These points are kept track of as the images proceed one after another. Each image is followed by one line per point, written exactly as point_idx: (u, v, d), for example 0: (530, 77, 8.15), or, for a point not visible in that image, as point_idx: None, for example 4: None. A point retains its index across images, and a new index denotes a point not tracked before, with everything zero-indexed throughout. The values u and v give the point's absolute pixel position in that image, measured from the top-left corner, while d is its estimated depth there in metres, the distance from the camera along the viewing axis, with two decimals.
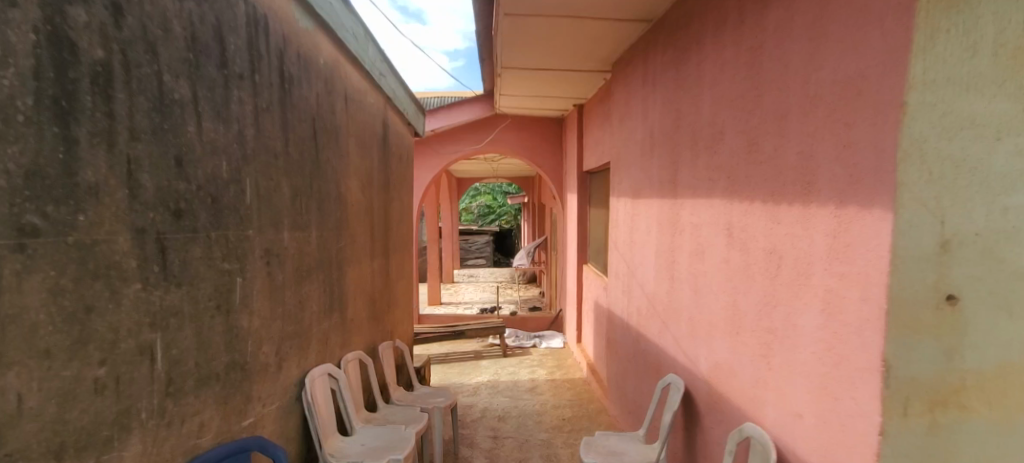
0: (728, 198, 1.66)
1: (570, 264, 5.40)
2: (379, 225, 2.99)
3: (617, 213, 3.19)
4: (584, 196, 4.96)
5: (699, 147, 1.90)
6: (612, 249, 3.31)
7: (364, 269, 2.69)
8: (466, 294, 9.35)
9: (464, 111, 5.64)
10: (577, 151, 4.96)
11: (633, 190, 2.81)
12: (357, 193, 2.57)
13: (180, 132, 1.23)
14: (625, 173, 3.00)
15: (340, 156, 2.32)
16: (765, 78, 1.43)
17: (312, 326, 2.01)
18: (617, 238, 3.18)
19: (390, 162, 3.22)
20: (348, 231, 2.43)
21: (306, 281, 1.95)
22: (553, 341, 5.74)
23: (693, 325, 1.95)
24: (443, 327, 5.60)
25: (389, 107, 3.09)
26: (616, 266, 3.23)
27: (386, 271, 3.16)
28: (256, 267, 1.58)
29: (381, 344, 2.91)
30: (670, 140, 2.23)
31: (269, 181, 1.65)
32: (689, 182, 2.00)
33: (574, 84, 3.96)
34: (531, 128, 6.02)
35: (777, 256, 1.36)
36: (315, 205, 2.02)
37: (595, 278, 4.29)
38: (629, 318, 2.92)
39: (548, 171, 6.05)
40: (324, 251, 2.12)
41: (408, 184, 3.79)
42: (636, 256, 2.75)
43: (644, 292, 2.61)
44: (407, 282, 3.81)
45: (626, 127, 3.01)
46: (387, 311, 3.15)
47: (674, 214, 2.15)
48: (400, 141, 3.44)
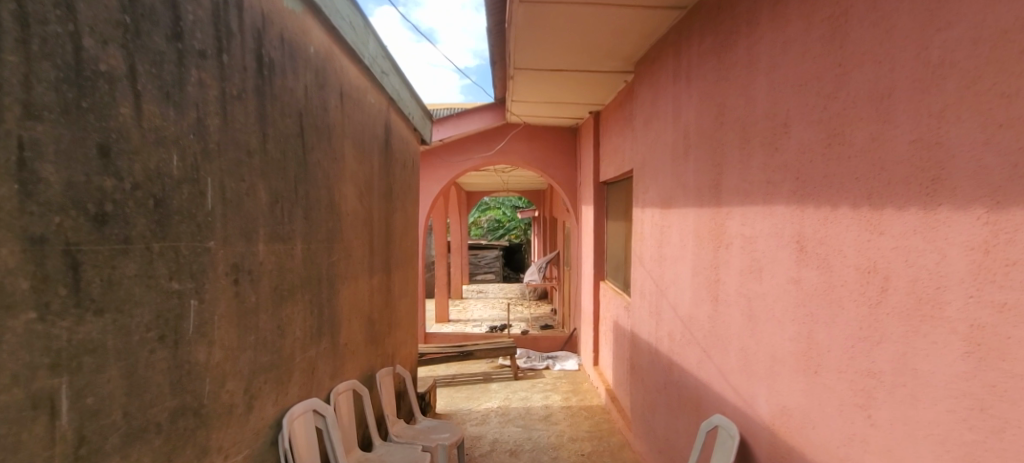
0: (797, 204, 1.34)
1: (586, 281, 5.07)
2: (379, 238, 2.70)
3: (642, 226, 2.88)
4: (601, 208, 4.65)
5: (754, 145, 1.59)
6: (637, 266, 2.99)
7: (361, 287, 2.39)
8: (475, 311, 9.03)
9: (474, 120, 5.39)
10: (594, 161, 4.66)
11: (663, 200, 2.51)
12: (354, 201, 2.29)
13: (106, 113, 0.96)
14: (652, 181, 2.70)
15: (334, 158, 2.03)
16: (851, 51, 1.13)
17: (294, 356, 1.71)
18: (643, 253, 2.86)
19: (393, 169, 2.94)
20: (342, 244, 2.14)
21: (287, 303, 1.65)
22: (567, 363, 5.38)
23: (746, 358, 1.63)
24: (450, 347, 5.27)
25: (392, 108, 2.83)
26: (641, 284, 2.91)
27: (387, 289, 2.86)
28: (218, 287, 1.29)
29: (380, 371, 2.60)
30: (711, 140, 1.92)
31: (239, 182, 1.37)
32: (739, 186, 1.68)
33: (592, 88, 3.69)
34: (544, 138, 5.75)
35: (878, 278, 1.05)
36: (300, 213, 1.73)
37: (615, 297, 3.97)
38: (658, 344, 2.59)
39: (562, 183, 5.76)
40: (311, 268, 1.83)
41: (413, 195, 3.52)
42: (667, 273, 2.44)
43: (678, 315, 2.29)
44: (411, 300, 3.50)
45: (653, 130, 2.72)
46: (387, 333, 2.84)
47: (718, 225, 1.84)
48: (404, 147, 3.18)
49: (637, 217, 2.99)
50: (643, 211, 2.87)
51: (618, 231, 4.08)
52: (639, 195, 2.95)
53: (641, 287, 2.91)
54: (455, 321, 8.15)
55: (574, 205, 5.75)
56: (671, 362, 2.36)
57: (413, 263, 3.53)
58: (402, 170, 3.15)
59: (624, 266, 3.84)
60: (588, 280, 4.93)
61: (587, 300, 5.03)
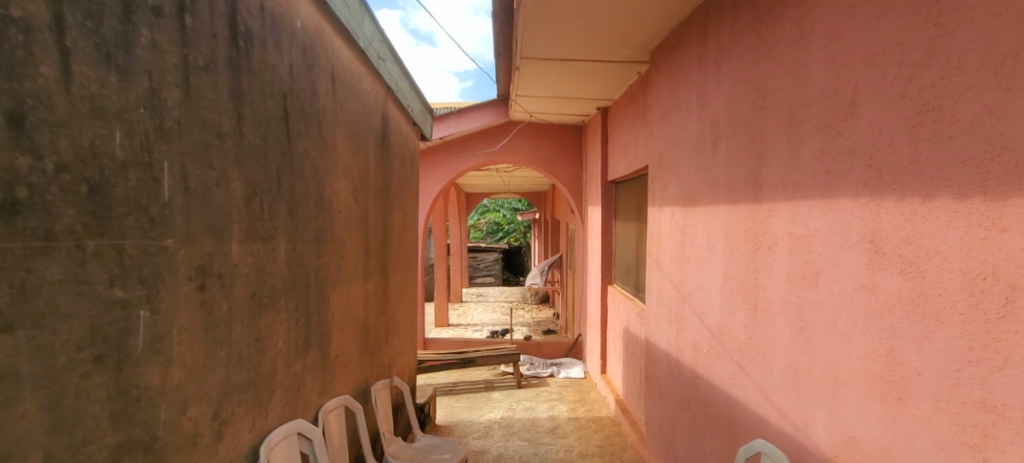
0: (870, 197, 1.13)
1: (592, 285, 4.86)
2: (376, 238, 2.48)
3: (660, 226, 2.67)
4: (610, 208, 4.45)
5: (806, 130, 1.38)
6: (653, 269, 2.78)
7: (355, 292, 2.16)
8: (475, 315, 8.80)
9: (475, 117, 5.18)
10: (602, 159, 4.45)
11: (685, 198, 2.30)
12: (347, 198, 2.06)
13: (23, 72, 0.76)
14: (671, 177, 2.50)
15: (325, 148, 1.81)
16: (950, 7, 0.93)
17: (277, 372, 1.49)
18: (660, 256, 2.65)
19: (391, 164, 2.73)
20: (334, 245, 1.92)
21: (268, 312, 1.43)
22: (573, 370, 5.16)
23: (796, 375, 1.42)
24: (451, 354, 5.05)
25: (390, 98, 2.61)
26: (658, 289, 2.70)
27: (384, 293, 2.63)
28: (175, 292, 1.05)
29: (375, 384, 2.37)
30: (747, 128, 1.72)
31: (207, 169, 1.15)
32: (787, 179, 1.47)
33: (602, 80, 3.49)
34: (547, 136, 5.54)
35: (997, 285, 0.84)
36: (284, 208, 1.51)
37: (626, 301, 3.76)
38: (679, 355, 2.38)
39: (567, 183, 5.55)
40: (296, 271, 1.61)
41: (412, 193, 3.30)
42: (690, 277, 2.23)
43: (704, 324, 2.08)
44: (410, 306, 3.28)
45: (672, 123, 2.51)
46: (384, 342, 2.61)
47: (758, 223, 1.63)
48: (403, 141, 2.96)
49: (654, 216, 2.79)
50: (661, 209, 2.66)
51: (629, 232, 3.87)
52: (656, 194, 2.75)
53: (658, 292, 2.70)
54: (455, 326, 7.91)
55: (579, 206, 5.54)
56: (697, 375, 2.15)
57: (412, 266, 3.32)
58: (400, 166, 2.93)
59: (636, 269, 3.63)
60: (595, 283, 4.71)
61: (593, 306, 4.81)
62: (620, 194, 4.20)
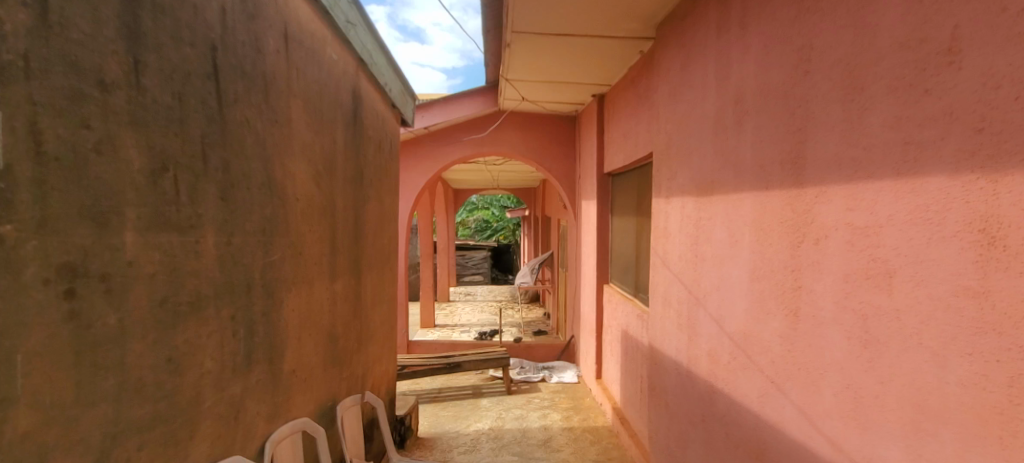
0: (982, 171, 0.85)
1: (586, 284, 4.58)
2: (346, 231, 2.15)
3: (667, 219, 2.39)
4: (606, 203, 4.17)
5: (874, 92, 1.10)
6: (658, 267, 2.50)
7: (317, 294, 1.84)
8: (463, 315, 8.48)
9: (463, 106, 4.85)
10: (598, 150, 4.17)
11: (699, 186, 2.02)
12: (307, 182, 1.73)
13: None
14: (682, 164, 2.21)
15: (274, 120, 1.49)
16: None
17: (204, 399, 1.18)
18: (668, 252, 2.37)
19: (365, 148, 2.39)
20: (289, 239, 1.60)
21: (189, 323, 1.11)
22: (565, 374, 4.88)
23: (858, 397, 1.14)
24: (435, 358, 4.73)
25: (362, 72, 2.29)
26: (665, 289, 2.42)
27: (356, 295, 2.30)
28: (19, 302, 0.74)
29: (343, 400, 2.05)
30: (784, 98, 1.43)
31: (80, 128, 0.82)
32: (842, 156, 1.19)
33: (600, 60, 3.20)
34: (539, 127, 5.24)
35: None
36: (213, 191, 1.18)
37: (624, 302, 3.48)
38: (691, 365, 2.10)
39: (559, 177, 5.25)
40: (233, 270, 1.28)
41: (391, 183, 2.97)
42: (705, 275, 1.96)
43: (724, 330, 1.80)
44: (388, 309, 2.95)
45: (682, 102, 2.23)
46: (356, 350, 2.29)
47: (799, 211, 1.35)
48: (379, 123, 2.63)
49: (660, 208, 2.51)
50: (669, 200, 2.37)
51: (628, 227, 3.59)
52: (662, 183, 2.47)
53: (665, 291, 2.42)
54: (441, 327, 7.57)
55: (572, 200, 5.25)
56: (714, 389, 1.87)
57: (392, 265, 2.99)
58: (375, 151, 2.60)
59: (637, 267, 3.34)
60: (590, 282, 4.43)
61: (588, 307, 4.53)
62: (617, 188, 3.93)
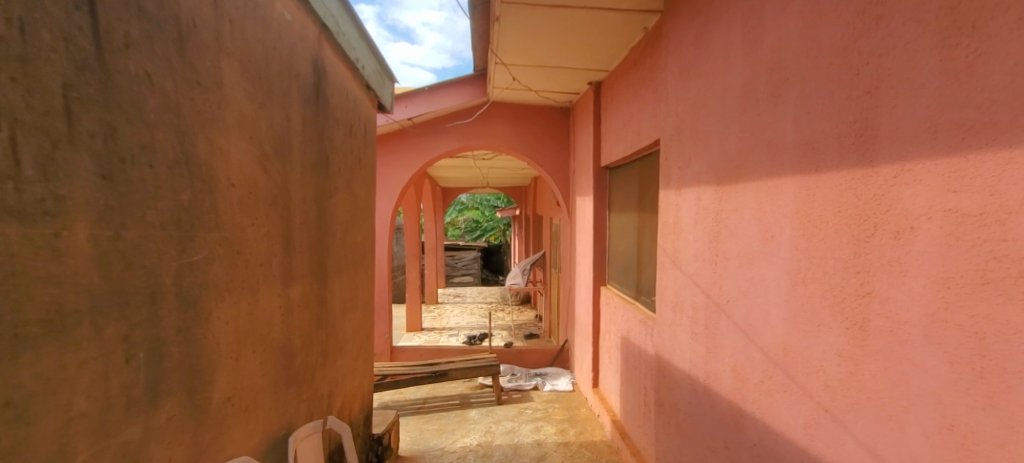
0: None
1: (582, 286, 4.29)
2: (307, 226, 1.82)
3: (679, 213, 2.09)
4: (603, 198, 3.88)
5: (993, 28, 0.81)
6: (668, 267, 2.20)
7: (266, 302, 1.51)
8: (452, 318, 8.12)
9: (449, 96, 4.53)
10: (595, 141, 3.87)
11: (720, 172, 1.73)
12: (250, 164, 1.41)
13: None
14: (696, 149, 1.92)
15: (196, 82, 1.17)
16: None
17: (72, 452, 0.86)
18: (680, 250, 2.07)
19: (332, 131, 2.07)
20: (222, 235, 1.27)
21: (41, 348, 0.80)
22: (559, 381, 4.57)
23: (967, 442, 0.85)
24: (420, 365, 4.40)
25: (325, 41, 1.96)
26: (675, 292, 2.12)
27: (322, 301, 1.98)
28: None
29: (301, 429, 1.72)
30: (842, 55, 1.14)
31: None
32: (937, 119, 0.90)
33: (599, 38, 2.91)
34: (530, 119, 4.93)
35: None
36: (86, 164, 0.87)
37: (625, 306, 3.18)
38: (710, 381, 1.80)
39: (552, 172, 4.95)
40: (126, 276, 0.95)
41: (366, 175, 2.65)
42: (728, 277, 1.66)
43: (753, 342, 1.51)
44: (364, 315, 2.62)
45: (697, 79, 1.94)
46: (320, 366, 1.96)
47: (868, 196, 1.06)
48: (350, 104, 2.30)
49: (669, 200, 2.21)
50: (680, 191, 2.08)
51: (629, 223, 3.29)
52: (672, 172, 2.18)
53: (676, 295, 2.12)
54: (428, 331, 7.22)
55: (566, 197, 4.95)
56: (741, 412, 1.57)
57: (368, 265, 2.66)
58: (346, 136, 2.27)
59: (640, 267, 3.04)
60: (586, 284, 4.13)
61: (584, 310, 4.24)
62: (616, 182, 3.63)
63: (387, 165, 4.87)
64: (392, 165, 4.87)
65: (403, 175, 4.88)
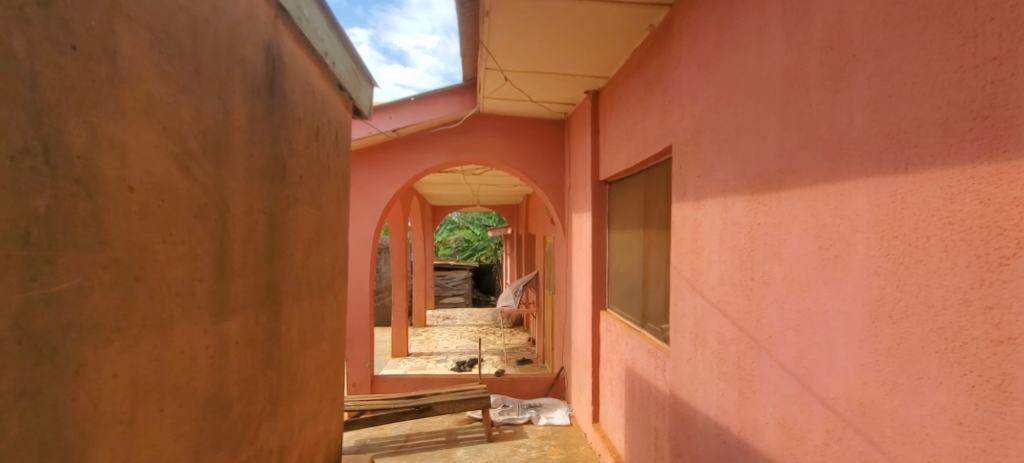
0: None
1: (580, 311, 3.95)
2: (253, 244, 1.48)
3: (700, 229, 1.78)
4: (602, 214, 3.58)
5: None
6: (686, 292, 1.88)
7: (185, 343, 1.15)
8: (440, 342, 7.71)
9: (436, 106, 4.24)
10: (593, 153, 3.60)
11: (754, 180, 1.43)
12: (166, 162, 1.07)
13: None
14: (721, 152, 1.62)
15: (71, 46, 0.82)
16: None
17: None
18: (701, 273, 1.76)
19: (292, 133, 1.74)
20: (112, 256, 0.92)
21: None
22: (555, 414, 4.19)
23: None
24: (403, 398, 4.01)
25: (284, 25, 1.64)
26: (696, 321, 1.80)
27: (272, 336, 1.62)
28: None
29: None
30: (947, 15, 0.86)
31: None
32: None
33: (600, 38, 2.65)
34: (523, 131, 4.65)
35: None
36: None
37: (629, 335, 2.85)
38: (746, 435, 1.47)
39: (546, 187, 4.65)
40: None
41: (338, 187, 2.31)
42: (769, 307, 1.35)
43: (810, 391, 1.19)
44: (331, 349, 2.24)
45: (721, 72, 1.65)
46: (268, 415, 1.60)
47: (1005, 200, 0.76)
48: (318, 105, 1.98)
49: (686, 214, 1.91)
50: (700, 203, 1.78)
51: (633, 241, 2.98)
52: (689, 181, 1.87)
53: (696, 324, 1.80)
54: (414, 357, 6.80)
55: (561, 214, 4.64)
56: None
57: (339, 290, 2.31)
58: (312, 140, 1.94)
59: (648, 290, 2.71)
60: (584, 308, 3.79)
61: (582, 337, 3.89)
62: (617, 196, 3.34)
63: (369, 179, 4.53)
64: (375, 180, 4.54)
65: (386, 190, 4.54)
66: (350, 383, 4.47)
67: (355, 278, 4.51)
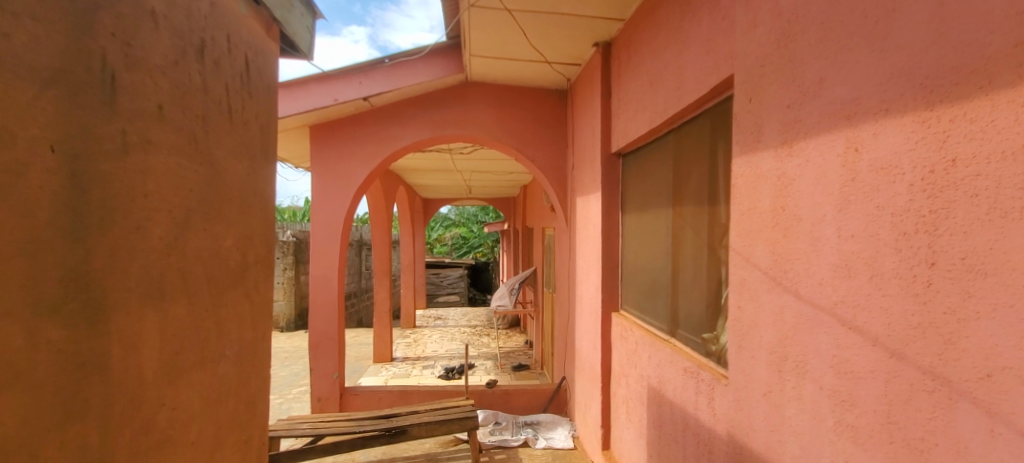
0: None
1: (586, 314, 3.30)
2: (11, 201, 0.81)
3: (792, 189, 1.12)
4: (613, 195, 2.92)
5: None
6: (764, 289, 1.22)
7: None
8: (429, 345, 7.05)
9: (415, 69, 3.55)
10: (604, 119, 2.92)
11: (939, 80, 0.77)
12: None
13: None
14: (842, 53, 0.96)
15: None
16: None
17: None
18: (796, 257, 1.10)
19: (136, 32, 1.08)
20: None
21: None
22: (556, 435, 3.53)
23: None
24: (374, 417, 3.34)
25: None
26: (783, 335, 1.15)
27: (80, 364, 0.95)
28: None
29: None
30: None
31: None
32: None
33: None
34: (519, 103, 3.97)
35: None
36: None
37: (653, 347, 2.19)
38: None
39: (546, 168, 3.98)
40: None
41: (257, 142, 1.64)
42: (983, 318, 0.69)
43: None
44: (243, 371, 1.57)
45: None
46: None
47: None
48: (203, 7, 1.31)
49: (762, 169, 1.24)
50: (794, 146, 1.11)
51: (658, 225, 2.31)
52: (769, 117, 1.21)
53: (784, 338, 1.14)
54: (399, 362, 6.13)
55: (563, 200, 3.98)
56: None
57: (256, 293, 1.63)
58: (192, 56, 1.28)
59: (681, 289, 2.06)
60: (592, 310, 3.14)
61: (588, 345, 3.24)
62: (635, 171, 2.68)
63: (337, 158, 3.84)
64: (344, 159, 3.84)
65: (358, 171, 3.85)
66: (314, 397, 3.80)
67: (321, 274, 3.83)
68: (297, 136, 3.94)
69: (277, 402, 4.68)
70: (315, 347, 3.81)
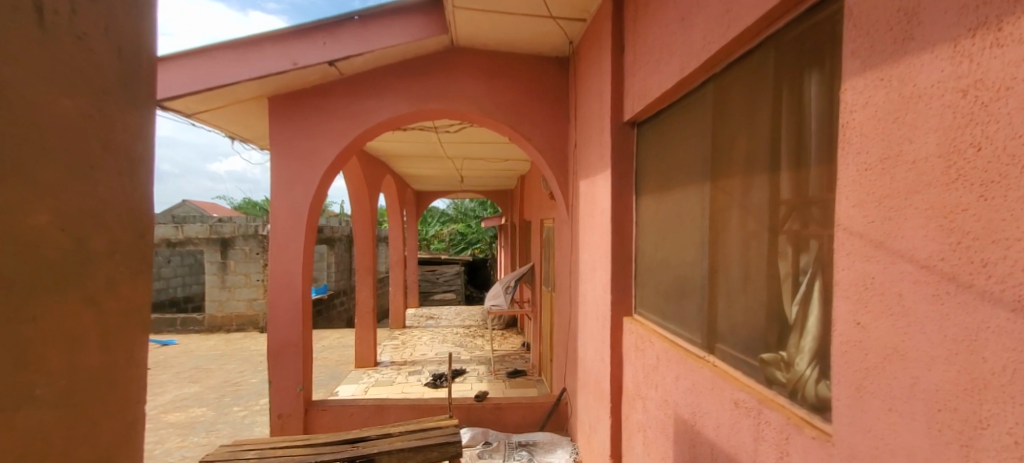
0: None
1: (591, 318, 2.77)
2: None
3: (1007, 107, 0.59)
4: (626, 173, 2.38)
5: None
6: (919, 296, 0.69)
7: None
8: (418, 347, 6.52)
9: (390, 29, 3.00)
10: (617, 80, 2.37)
11: None
12: None
13: None
14: None
15: None
16: None
17: None
18: (1015, 239, 0.57)
19: None
20: None
21: None
22: (555, 459, 3.00)
23: None
24: (339, 440, 2.79)
25: None
26: (972, 382, 0.62)
27: None
28: None
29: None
30: None
31: None
32: None
33: None
34: (513, 72, 3.42)
35: None
36: None
37: (683, 367, 1.66)
38: None
39: (544, 148, 3.44)
40: None
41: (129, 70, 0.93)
42: None
43: None
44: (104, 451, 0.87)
45: None
46: None
47: None
48: None
49: (919, 88, 0.71)
50: (1015, 24, 0.57)
51: (688, 206, 1.77)
52: None
53: (976, 389, 0.62)
54: (384, 367, 5.59)
55: (564, 184, 3.44)
56: None
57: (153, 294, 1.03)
58: None
59: (725, 291, 1.53)
60: (598, 314, 2.61)
61: (593, 356, 2.71)
62: (654, 142, 2.14)
63: (301, 136, 3.29)
64: (310, 136, 3.29)
65: (326, 151, 3.30)
66: (274, 414, 3.27)
67: (283, 270, 3.29)
68: (255, 111, 3.38)
69: (240, 415, 4.15)
70: (275, 355, 3.27)
